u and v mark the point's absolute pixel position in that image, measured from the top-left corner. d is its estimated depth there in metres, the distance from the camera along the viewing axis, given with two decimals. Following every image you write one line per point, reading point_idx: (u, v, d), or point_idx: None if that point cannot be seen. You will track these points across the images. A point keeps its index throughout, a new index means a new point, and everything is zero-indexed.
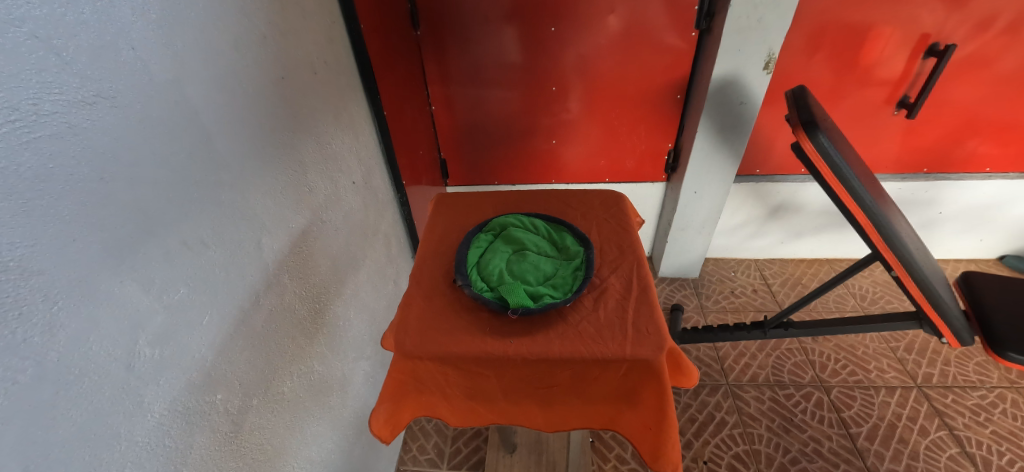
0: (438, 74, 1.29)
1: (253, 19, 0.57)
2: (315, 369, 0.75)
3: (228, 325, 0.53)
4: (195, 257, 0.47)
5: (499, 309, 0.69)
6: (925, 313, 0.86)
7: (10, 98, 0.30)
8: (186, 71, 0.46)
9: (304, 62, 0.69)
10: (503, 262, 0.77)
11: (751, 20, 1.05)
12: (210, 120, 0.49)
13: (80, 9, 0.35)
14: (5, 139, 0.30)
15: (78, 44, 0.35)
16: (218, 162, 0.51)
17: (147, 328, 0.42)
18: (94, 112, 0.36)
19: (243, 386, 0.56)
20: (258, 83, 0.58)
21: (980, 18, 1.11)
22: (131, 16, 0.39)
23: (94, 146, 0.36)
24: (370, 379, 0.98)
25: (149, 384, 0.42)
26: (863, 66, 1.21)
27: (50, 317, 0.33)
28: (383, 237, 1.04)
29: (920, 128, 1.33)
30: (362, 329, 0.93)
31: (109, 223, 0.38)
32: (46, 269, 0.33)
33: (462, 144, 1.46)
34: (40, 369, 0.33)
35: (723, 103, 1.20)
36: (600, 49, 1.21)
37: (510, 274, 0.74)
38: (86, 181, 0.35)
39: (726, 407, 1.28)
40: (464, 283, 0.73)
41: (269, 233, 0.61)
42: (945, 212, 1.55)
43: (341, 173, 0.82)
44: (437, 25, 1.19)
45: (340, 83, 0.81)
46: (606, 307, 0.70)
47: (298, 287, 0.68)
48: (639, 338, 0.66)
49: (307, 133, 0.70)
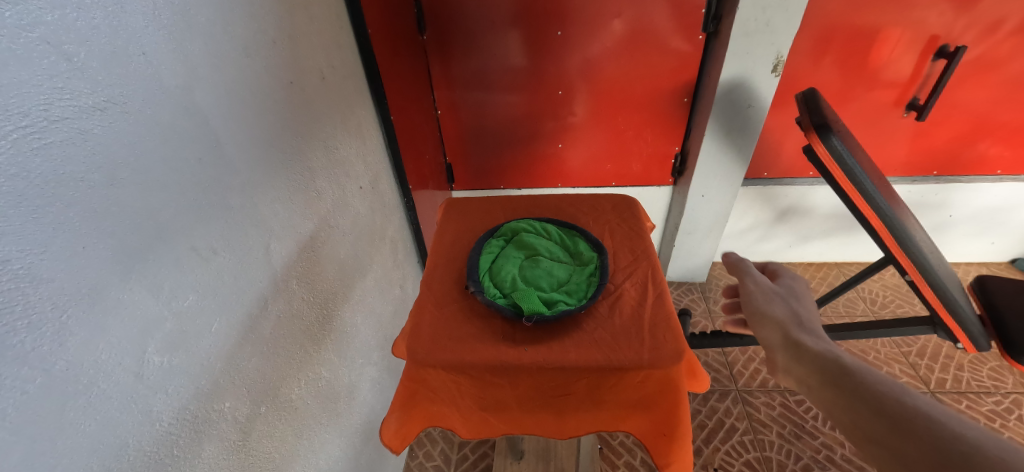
0: (444, 79, 1.29)
1: (262, 24, 0.57)
2: (322, 376, 0.74)
3: (237, 332, 0.53)
4: (204, 262, 0.47)
5: (513, 316, 0.68)
6: (940, 317, 0.84)
7: (20, 104, 0.30)
8: (196, 77, 0.45)
9: (313, 67, 0.69)
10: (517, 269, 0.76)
11: (759, 22, 1.04)
12: (219, 125, 0.49)
13: (92, 13, 0.35)
14: (14, 145, 0.29)
15: (89, 49, 0.35)
16: (228, 167, 0.50)
17: (155, 335, 0.41)
18: (104, 118, 0.36)
19: (251, 394, 0.56)
20: (266, 87, 0.58)
21: (991, 20, 1.10)
22: (141, 20, 0.39)
23: (104, 151, 0.36)
24: (377, 385, 0.98)
25: (157, 393, 0.41)
26: (872, 68, 1.20)
27: (59, 325, 0.33)
28: (389, 242, 1.03)
29: (930, 130, 1.31)
30: (369, 335, 0.92)
31: (119, 230, 0.37)
32: (56, 276, 0.32)
33: (467, 149, 1.46)
34: (49, 379, 0.32)
35: (731, 106, 1.19)
36: (606, 53, 1.21)
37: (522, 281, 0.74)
38: (96, 187, 0.35)
39: (735, 413, 1.26)
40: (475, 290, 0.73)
41: (278, 239, 0.61)
42: (955, 215, 1.54)
43: (348, 178, 0.81)
44: (442, 29, 1.19)
45: (348, 87, 0.81)
46: (622, 314, 0.70)
47: (306, 293, 0.68)
48: (656, 346, 0.65)
49: (316, 139, 0.70)
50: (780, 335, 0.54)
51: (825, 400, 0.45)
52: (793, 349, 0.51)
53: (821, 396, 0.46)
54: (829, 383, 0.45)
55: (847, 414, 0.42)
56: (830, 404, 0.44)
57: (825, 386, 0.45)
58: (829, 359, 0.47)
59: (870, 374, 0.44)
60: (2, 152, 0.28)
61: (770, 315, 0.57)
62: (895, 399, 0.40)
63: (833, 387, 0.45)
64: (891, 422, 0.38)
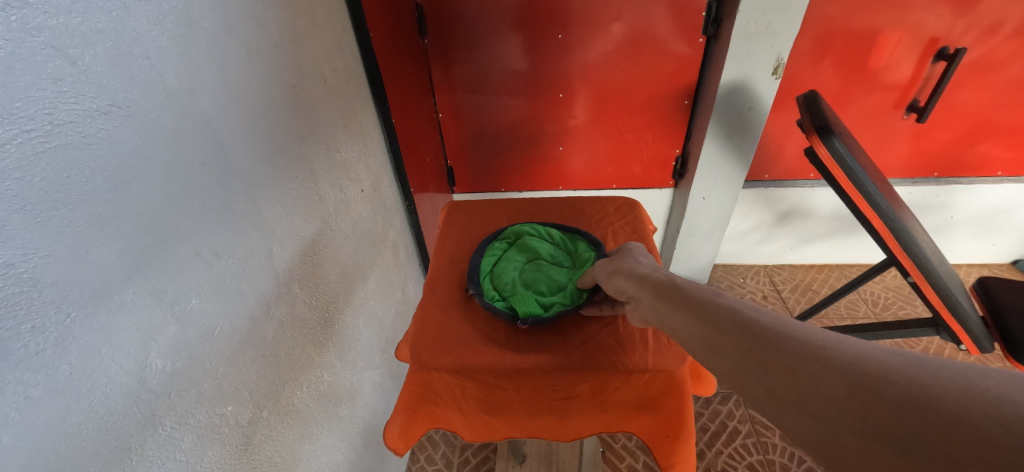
0: (445, 82, 1.29)
1: (265, 27, 0.57)
2: (324, 379, 0.73)
3: (239, 336, 0.52)
4: (207, 266, 0.47)
5: (509, 319, 0.69)
6: (943, 319, 0.84)
7: (24, 108, 0.30)
8: (200, 81, 0.45)
9: (315, 70, 0.69)
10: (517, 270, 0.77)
11: (759, 25, 1.05)
12: (222, 128, 0.49)
13: (96, 18, 0.35)
14: (19, 148, 0.30)
15: (94, 54, 0.35)
16: (232, 171, 0.51)
17: (158, 339, 0.41)
18: (109, 122, 0.36)
19: (254, 398, 0.56)
20: (269, 91, 0.58)
21: (990, 22, 1.10)
22: (145, 24, 0.39)
23: (108, 155, 0.36)
24: (379, 389, 0.97)
25: (160, 397, 0.41)
26: (872, 71, 1.20)
27: (62, 329, 0.33)
28: (391, 245, 1.03)
29: (931, 132, 1.32)
30: (371, 338, 0.92)
31: (124, 234, 0.37)
32: (61, 280, 0.32)
33: (468, 151, 1.46)
34: (52, 383, 0.32)
35: (731, 108, 1.19)
36: (606, 56, 1.21)
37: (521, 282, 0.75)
38: (101, 191, 0.35)
39: (738, 416, 1.26)
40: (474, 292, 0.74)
41: (280, 242, 0.61)
42: (956, 216, 1.54)
43: (350, 182, 0.82)
44: (443, 33, 1.19)
45: (350, 91, 0.81)
46: (626, 317, 0.70)
47: (308, 297, 0.68)
48: (661, 348, 0.65)
49: (318, 142, 0.70)
50: (657, 288, 0.56)
51: (698, 339, 0.46)
52: (671, 299, 0.53)
53: (694, 334, 0.47)
54: (704, 320, 0.46)
55: (717, 351, 0.43)
56: (704, 341, 0.45)
57: (701, 324, 0.46)
58: (702, 302, 0.49)
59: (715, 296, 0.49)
60: (6, 156, 0.29)
61: (649, 275, 0.59)
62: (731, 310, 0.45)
63: (708, 324, 0.46)
64: (760, 348, 0.39)
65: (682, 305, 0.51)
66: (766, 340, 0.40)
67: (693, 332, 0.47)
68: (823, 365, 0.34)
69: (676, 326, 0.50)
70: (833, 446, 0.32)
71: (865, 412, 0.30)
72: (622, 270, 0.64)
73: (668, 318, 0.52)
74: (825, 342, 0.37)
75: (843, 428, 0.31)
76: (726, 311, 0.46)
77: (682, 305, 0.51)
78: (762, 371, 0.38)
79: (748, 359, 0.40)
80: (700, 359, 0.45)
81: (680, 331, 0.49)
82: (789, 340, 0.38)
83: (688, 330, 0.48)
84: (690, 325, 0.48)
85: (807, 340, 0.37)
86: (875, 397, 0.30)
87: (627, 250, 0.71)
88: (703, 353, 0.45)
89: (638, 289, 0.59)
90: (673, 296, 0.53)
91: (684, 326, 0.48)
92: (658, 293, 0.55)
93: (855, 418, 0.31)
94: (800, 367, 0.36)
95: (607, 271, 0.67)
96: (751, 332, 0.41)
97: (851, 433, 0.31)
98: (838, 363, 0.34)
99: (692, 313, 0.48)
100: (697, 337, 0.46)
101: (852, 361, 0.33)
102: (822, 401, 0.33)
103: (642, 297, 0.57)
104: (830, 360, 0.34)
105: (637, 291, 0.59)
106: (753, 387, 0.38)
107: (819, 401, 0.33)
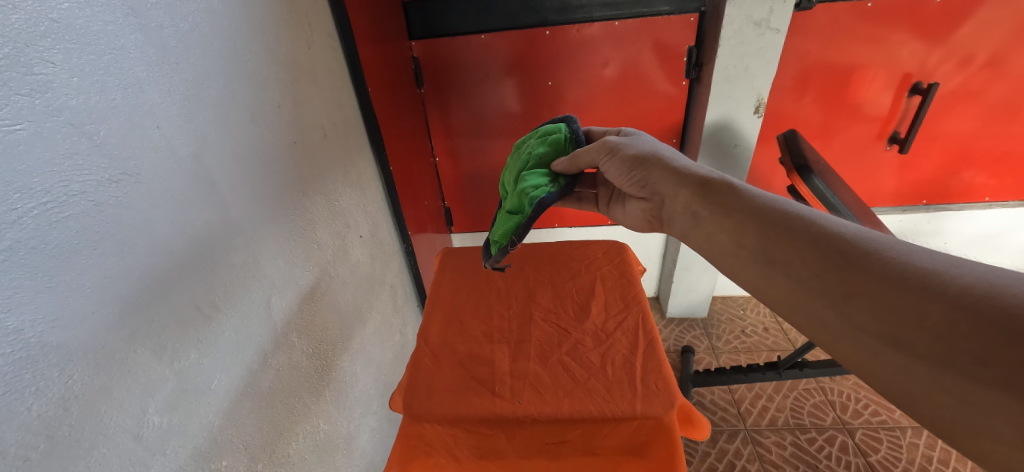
0: (442, 127, 1.35)
1: (269, 90, 0.61)
2: (321, 428, 0.73)
3: (236, 388, 0.53)
4: (207, 319, 0.48)
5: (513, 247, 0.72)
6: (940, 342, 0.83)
7: (43, 182, 0.32)
8: (207, 145, 0.49)
9: (314, 126, 0.73)
10: (507, 201, 0.81)
11: (738, 68, 1.11)
12: (226, 186, 0.52)
13: (112, 95, 0.38)
14: (35, 220, 0.32)
15: (109, 128, 0.37)
16: (231, 224, 0.52)
17: (156, 395, 0.42)
18: (120, 189, 0.38)
19: (248, 451, 0.55)
20: (272, 149, 0.61)
21: (962, 55, 1.15)
22: (158, 98, 0.42)
23: (120, 220, 0.38)
24: (377, 436, 0.95)
25: (154, 453, 0.42)
26: (852, 105, 1.25)
27: (64, 390, 0.34)
28: (389, 287, 1.05)
29: (915, 161, 1.35)
30: (369, 383, 0.91)
31: (126, 293, 0.39)
32: (65, 343, 0.34)
33: (465, 191, 1.50)
34: (51, 445, 0.33)
35: (717, 144, 1.25)
36: (596, 99, 1.27)
37: (510, 202, 0.78)
38: (109, 253, 0.37)
39: (746, 454, 1.23)
40: (493, 265, 0.82)
41: (279, 292, 0.62)
42: (949, 242, 1.56)
43: (349, 229, 0.84)
44: (440, 81, 1.26)
45: (349, 141, 0.85)
46: (614, 364, 0.74)
47: (305, 344, 0.68)
48: (648, 395, 0.68)
49: (318, 193, 0.73)
50: (694, 187, 0.56)
51: (750, 253, 0.46)
52: (710, 202, 0.53)
53: (747, 247, 0.47)
54: (761, 233, 0.46)
55: (779, 269, 0.43)
56: (759, 255, 0.45)
57: (755, 237, 0.46)
58: (756, 209, 0.48)
59: (772, 202, 0.48)
60: (22, 229, 0.31)
61: (681, 168, 0.59)
62: (784, 220, 0.45)
63: (765, 238, 0.45)
64: (842, 273, 0.38)
65: (724, 209, 0.50)
66: (855, 264, 0.37)
67: (743, 244, 0.47)
68: (931, 295, 0.32)
69: (718, 233, 0.51)
70: (922, 388, 0.32)
71: (984, 355, 0.29)
72: (647, 161, 0.64)
73: (708, 223, 0.52)
74: (929, 264, 0.34)
75: (940, 374, 0.31)
76: (786, 222, 0.45)
77: (725, 212, 0.50)
78: (843, 299, 0.37)
79: (823, 282, 0.39)
80: (752, 278, 0.46)
81: (722, 240, 0.50)
82: (879, 261, 0.36)
83: (737, 240, 0.48)
84: (740, 234, 0.48)
85: (903, 264, 0.35)
86: (1002, 341, 0.29)
87: (634, 136, 0.71)
88: (755, 269, 0.46)
89: (669, 186, 0.59)
90: (713, 198, 0.52)
91: (732, 237, 0.48)
92: (695, 192, 0.55)
93: (972, 369, 0.30)
94: (893, 304, 0.34)
95: (624, 159, 0.66)
96: (830, 251, 0.39)
97: (956, 376, 0.30)
98: (952, 297, 0.32)
99: (742, 223, 0.48)
100: (749, 250, 0.46)
101: (970, 295, 0.31)
102: (926, 339, 0.32)
103: (675, 196, 0.58)
104: (943, 289, 0.32)
105: (668, 188, 0.59)
106: (830, 314, 0.38)
107: (927, 344, 0.32)
